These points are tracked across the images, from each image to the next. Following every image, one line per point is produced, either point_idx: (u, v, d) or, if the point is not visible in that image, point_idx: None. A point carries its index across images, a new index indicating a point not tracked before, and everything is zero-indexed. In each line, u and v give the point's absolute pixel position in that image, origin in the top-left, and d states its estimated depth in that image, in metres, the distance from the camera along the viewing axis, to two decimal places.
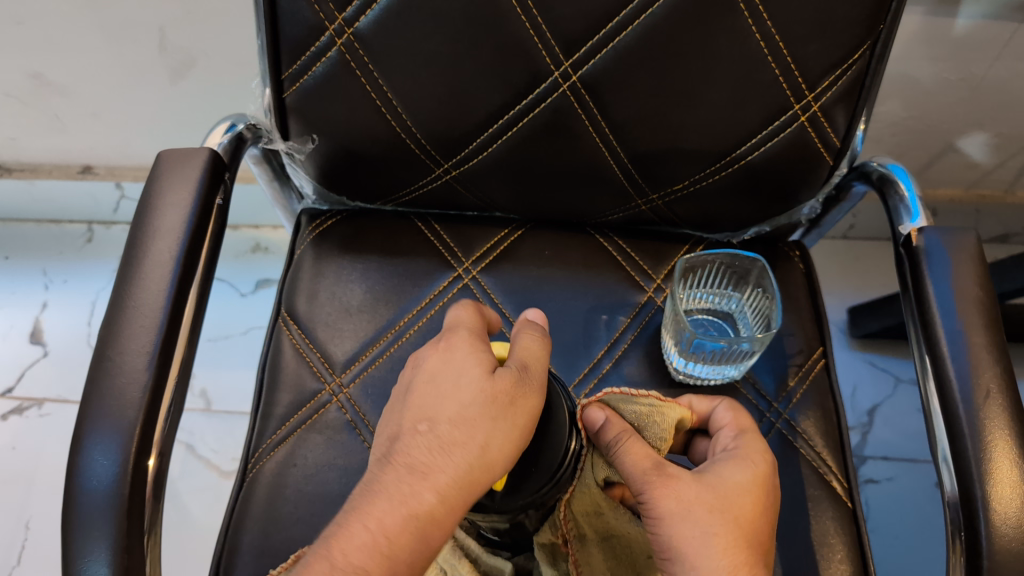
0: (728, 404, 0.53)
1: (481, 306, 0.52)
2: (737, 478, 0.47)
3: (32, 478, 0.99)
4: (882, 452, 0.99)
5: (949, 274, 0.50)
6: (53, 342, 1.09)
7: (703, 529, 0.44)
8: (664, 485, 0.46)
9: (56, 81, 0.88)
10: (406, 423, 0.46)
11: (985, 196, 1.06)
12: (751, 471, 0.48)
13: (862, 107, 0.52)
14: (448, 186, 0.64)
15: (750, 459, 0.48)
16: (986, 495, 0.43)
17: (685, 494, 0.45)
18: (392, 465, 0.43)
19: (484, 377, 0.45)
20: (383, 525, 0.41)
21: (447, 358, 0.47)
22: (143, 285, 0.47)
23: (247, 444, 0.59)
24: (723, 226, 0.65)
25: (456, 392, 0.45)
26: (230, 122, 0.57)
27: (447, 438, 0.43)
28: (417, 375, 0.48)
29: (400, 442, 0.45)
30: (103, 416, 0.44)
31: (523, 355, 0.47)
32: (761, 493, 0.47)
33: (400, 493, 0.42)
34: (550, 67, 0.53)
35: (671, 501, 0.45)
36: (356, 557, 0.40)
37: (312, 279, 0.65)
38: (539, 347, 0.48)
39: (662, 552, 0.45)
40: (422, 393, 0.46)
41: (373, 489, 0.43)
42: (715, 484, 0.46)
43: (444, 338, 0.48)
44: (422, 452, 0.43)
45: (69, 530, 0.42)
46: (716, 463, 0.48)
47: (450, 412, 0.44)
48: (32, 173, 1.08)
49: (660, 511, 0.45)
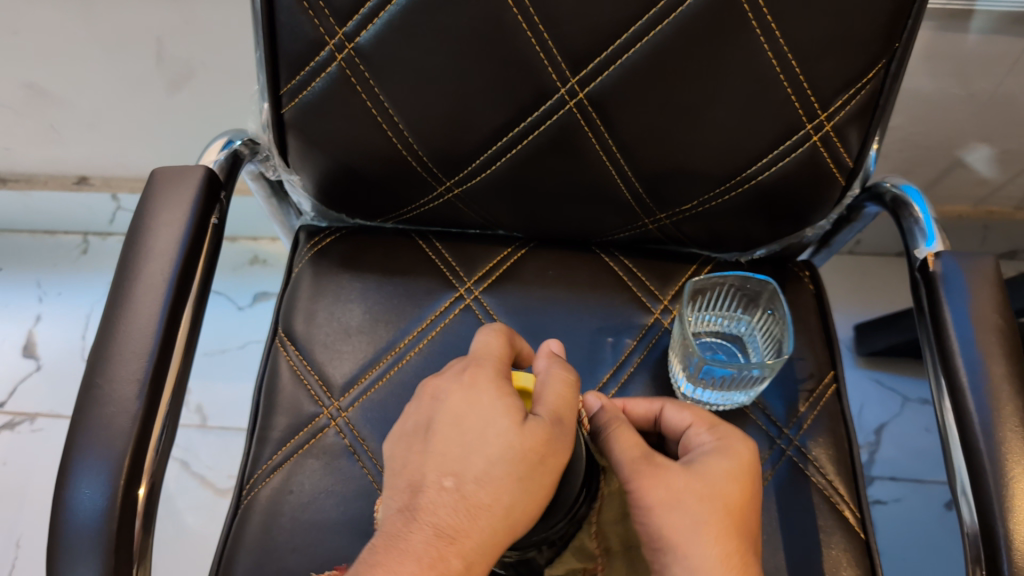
0: (676, 404, 0.51)
1: (511, 333, 0.51)
2: (722, 466, 0.45)
3: (24, 494, 0.97)
4: (889, 472, 0.97)
5: (966, 300, 0.48)
6: (47, 356, 1.07)
7: (694, 518, 0.43)
8: (653, 475, 0.45)
9: (51, 91, 0.87)
10: (429, 473, 0.44)
11: (993, 212, 1.05)
12: (737, 460, 0.46)
13: (876, 126, 0.51)
14: (451, 204, 0.62)
15: (733, 448, 0.47)
16: (1008, 532, 0.41)
17: (675, 483, 0.44)
18: (416, 524, 0.41)
19: (513, 429, 0.43)
20: None
21: (472, 403, 0.45)
22: (135, 309, 0.46)
23: (243, 469, 0.57)
24: (731, 246, 0.63)
25: (484, 445, 0.43)
26: (227, 139, 0.55)
27: (474, 499, 0.42)
28: (439, 415, 0.46)
29: (423, 496, 0.42)
30: (92, 447, 0.42)
31: (552, 406, 0.45)
32: (748, 480, 0.45)
33: (428, 556, 0.40)
34: (556, 84, 0.52)
35: (660, 490, 0.44)
36: None
37: (309, 298, 0.63)
38: (566, 391, 0.46)
39: (651, 544, 0.44)
40: (445, 440, 0.45)
41: (398, 547, 0.40)
42: (702, 472, 0.45)
43: (469, 372, 0.47)
44: (448, 512, 0.42)
45: (53, 566, 0.40)
46: (700, 451, 0.47)
47: (477, 469, 0.43)
48: (26, 184, 1.06)
49: (649, 500, 0.44)
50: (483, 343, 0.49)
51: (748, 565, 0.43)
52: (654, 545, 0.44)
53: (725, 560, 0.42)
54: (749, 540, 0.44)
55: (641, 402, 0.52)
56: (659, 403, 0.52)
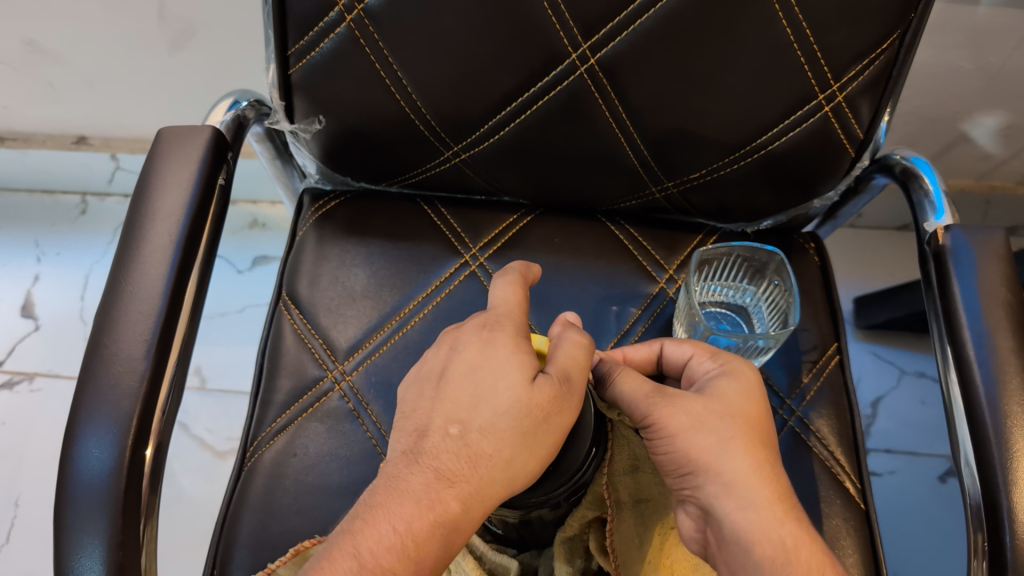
0: (675, 339, 0.51)
1: (530, 285, 0.50)
2: (733, 387, 0.46)
3: (23, 454, 0.97)
4: (884, 445, 0.98)
5: (975, 273, 0.48)
6: (46, 317, 1.07)
7: (719, 435, 0.43)
8: (670, 403, 0.45)
9: (51, 49, 0.86)
10: (436, 419, 0.44)
11: (996, 187, 1.05)
12: (745, 381, 0.46)
13: (888, 98, 0.51)
14: (457, 168, 0.62)
15: (739, 370, 0.47)
16: (1012, 504, 0.41)
17: (695, 407, 0.44)
18: (417, 467, 0.42)
19: (523, 386, 0.43)
20: (410, 529, 0.39)
21: (488, 354, 0.45)
22: (142, 269, 0.45)
23: (247, 431, 0.57)
24: (737, 217, 0.63)
25: (491, 397, 0.43)
26: (234, 99, 0.55)
27: (476, 449, 0.42)
28: (454, 363, 0.46)
29: (428, 441, 0.43)
30: (99, 406, 0.42)
31: (563, 364, 0.44)
32: (758, 397, 0.46)
33: (426, 497, 0.40)
34: (568, 49, 0.51)
35: (680, 416, 0.44)
36: (384, 557, 0.39)
37: (313, 262, 0.63)
38: (582, 357, 0.45)
39: (678, 469, 0.44)
40: (457, 389, 0.44)
41: (398, 488, 0.41)
42: (717, 395, 0.45)
43: (489, 326, 0.46)
44: (449, 457, 0.42)
45: (61, 524, 0.40)
46: (707, 379, 0.47)
47: (483, 419, 0.43)
48: (24, 143, 1.05)
49: (673, 428, 0.44)
50: (497, 296, 0.49)
51: (776, 474, 0.44)
52: (683, 469, 0.44)
53: (757, 472, 0.43)
54: (771, 449, 0.45)
55: (640, 347, 0.52)
56: (658, 344, 0.52)
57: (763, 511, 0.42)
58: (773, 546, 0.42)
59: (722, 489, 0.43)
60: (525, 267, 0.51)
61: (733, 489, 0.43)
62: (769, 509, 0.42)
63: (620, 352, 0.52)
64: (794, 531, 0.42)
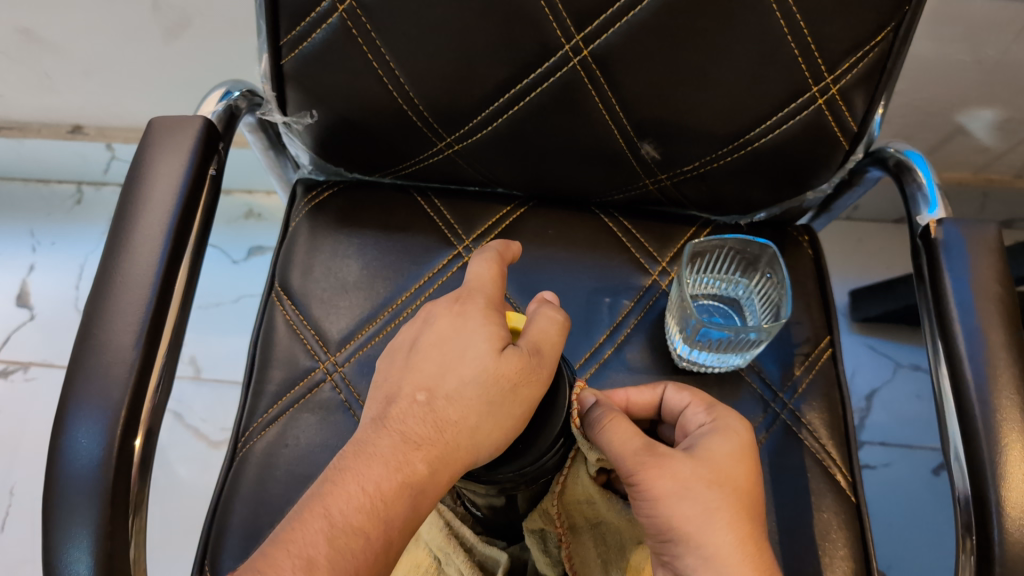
0: (676, 384, 0.51)
1: (510, 260, 0.50)
2: (724, 448, 0.46)
3: (18, 443, 0.97)
4: (878, 437, 0.98)
5: (967, 267, 0.48)
6: (41, 306, 1.07)
7: (704, 506, 0.43)
8: (658, 465, 0.44)
9: (45, 37, 0.85)
10: (405, 386, 0.45)
11: (993, 180, 1.05)
12: (737, 440, 0.46)
13: (882, 91, 0.50)
14: (451, 160, 0.62)
15: (732, 430, 0.47)
16: (1000, 499, 0.41)
17: (681, 472, 0.44)
18: (384, 431, 0.43)
19: (492, 356, 0.44)
20: (378, 489, 0.40)
21: (458, 325, 0.46)
22: (132, 258, 0.45)
23: (238, 421, 0.57)
24: (731, 209, 0.63)
25: (460, 367, 0.44)
26: (226, 89, 0.54)
27: (442, 414, 0.43)
28: (425, 334, 0.47)
29: (395, 407, 0.44)
30: (89, 396, 0.42)
31: (535, 337, 0.45)
32: (749, 460, 0.46)
33: (394, 460, 0.41)
34: (560, 41, 0.51)
35: (667, 481, 0.44)
36: (353, 516, 0.39)
37: (307, 253, 0.63)
38: (556, 332, 0.46)
39: (660, 534, 0.44)
40: (426, 358, 0.46)
41: (366, 451, 0.42)
42: (706, 458, 0.45)
43: (461, 299, 0.48)
44: (417, 422, 0.43)
45: (50, 512, 0.40)
46: (699, 436, 0.47)
47: (450, 387, 0.44)
48: (20, 132, 1.05)
49: (658, 492, 0.44)
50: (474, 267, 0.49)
51: (760, 548, 0.43)
52: (663, 535, 0.44)
53: (739, 546, 0.43)
54: (756, 517, 0.45)
55: (643, 390, 0.52)
56: (659, 389, 0.52)
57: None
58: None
59: (701, 561, 0.43)
60: (504, 244, 0.51)
61: (711, 561, 0.42)
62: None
63: (623, 396, 0.52)
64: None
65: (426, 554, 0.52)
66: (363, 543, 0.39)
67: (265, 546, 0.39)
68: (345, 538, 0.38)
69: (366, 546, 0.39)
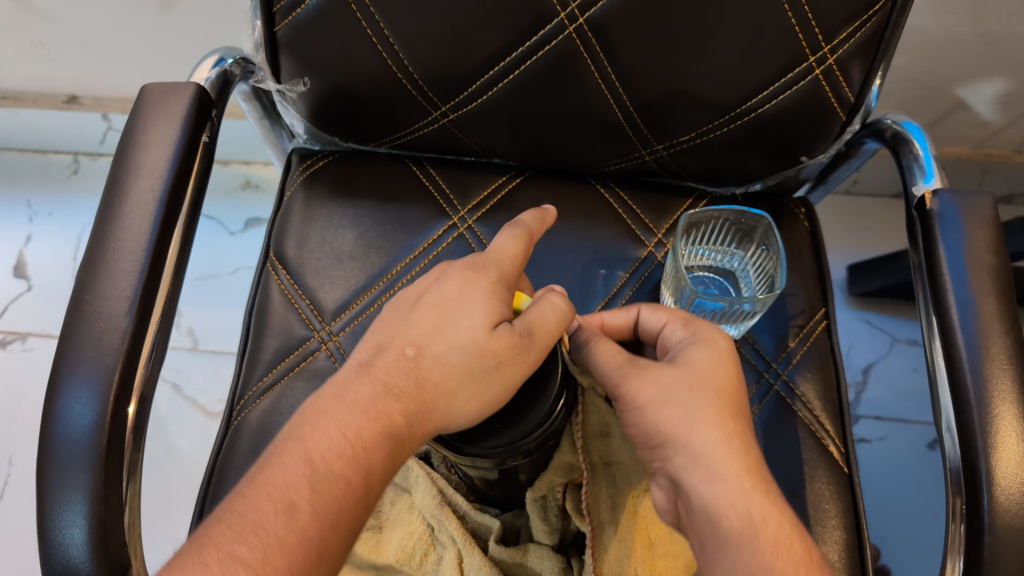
0: (651, 305, 0.51)
1: (537, 240, 0.49)
2: (704, 355, 0.45)
3: (16, 413, 0.98)
4: (874, 412, 0.99)
5: (961, 236, 0.48)
6: (38, 277, 1.07)
7: (688, 407, 0.44)
8: (640, 376, 0.45)
9: (40, 7, 0.85)
10: (397, 338, 0.45)
11: (992, 155, 1.04)
12: (716, 344, 0.46)
13: (879, 61, 0.50)
14: (446, 129, 0.61)
15: (711, 338, 0.47)
16: (990, 468, 0.42)
17: (663, 378, 0.45)
18: (367, 378, 0.43)
19: (484, 330, 0.43)
20: (360, 436, 0.40)
21: (463, 291, 0.45)
22: (124, 226, 0.45)
23: (233, 390, 0.58)
24: (727, 180, 0.63)
25: (452, 331, 0.44)
26: (219, 56, 0.54)
27: (426, 372, 0.43)
28: (431, 293, 0.46)
29: (383, 357, 0.44)
30: (80, 362, 0.42)
31: (530, 320, 0.44)
32: (731, 362, 0.46)
33: (374, 408, 0.41)
34: (556, 8, 0.50)
35: (650, 388, 0.45)
36: (334, 463, 0.39)
37: (301, 223, 0.63)
38: (554, 321, 0.44)
39: (650, 441, 0.45)
40: (426, 316, 0.45)
41: (348, 397, 0.42)
42: (687, 364, 0.45)
43: (475, 267, 0.46)
44: (399, 373, 0.43)
45: (45, 477, 0.40)
46: (680, 346, 0.47)
47: (438, 346, 0.44)
48: (15, 102, 1.05)
49: (641, 399, 0.45)
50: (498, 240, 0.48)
51: (747, 444, 0.43)
52: (652, 441, 0.45)
53: (725, 443, 0.43)
54: (745, 422, 0.45)
55: (617, 313, 0.52)
56: (632, 311, 0.52)
57: (730, 484, 0.42)
58: (741, 518, 0.41)
59: (690, 462, 0.43)
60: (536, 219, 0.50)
61: (699, 462, 0.42)
62: (737, 482, 0.42)
63: (597, 318, 0.53)
64: (762, 504, 0.41)
65: (420, 521, 0.54)
66: (344, 488, 0.39)
67: (242, 487, 0.39)
68: (326, 483, 0.38)
69: (347, 491, 0.39)
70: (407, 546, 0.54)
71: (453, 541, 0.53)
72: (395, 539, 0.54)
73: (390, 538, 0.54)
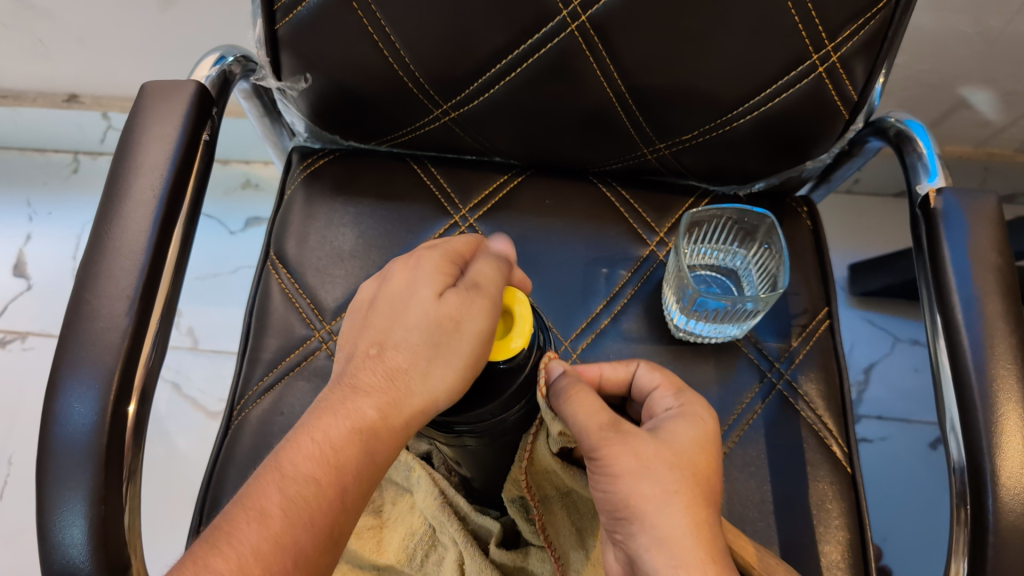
0: (650, 364, 0.48)
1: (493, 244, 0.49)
2: (688, 434, 0.43)
3: (16, 413, 0.97)
4: (876, 412, 0.98)
5: (966, 236, 0.48)
6: (38, 276, 1.07)
7: (663, 487, 0.41)
8: (622, 443, 0.42)
9: (38, 5, 0.85)
10: (362, 344, 0.45)
11: (994, 154, 1.04)
12: (703, 427, 0.44)
13: (883, 58, 0.50)
14: (447, 127, 0.61)
15: (699, 416, 0.45)
16: (996, 468, 0.41)
17: (644, 451, 0.42)
18: (338, 387, 0.43)
19: (432, 300, 0.44)
20: (329, 438, 0.40)
21: (410, 275, 0.46)
22: (124, 224, 0.45)
23: (233, 390, 0.57)
24: (729, 179, 0.62)
25: (404, 314, 0.44)
26: (219, 54, 0.54)
27: (392, 365, 0.43)
28: (381, 290, 0.46)
29: (352, 365, 0.44)
30: (80, 362, 0.42)
31: (474, 278, 0.44)
32: (712, 448, 0.44)
33: (343, 409, 0.41)
34: (558, 6, 0.50)
35: (629, 459, 0.42)
36: (305, 467, 0.39)
37: (301, 221, 0.62)
38: (493, 272, 0.44)
39: (617, 511, 0.42)
40: (380, 314, 0.45)
41: (320, 405, 0.42)
42: (670, 440, 0.43)
43: (419, 251, 0.47)
44: (368, 375, 0.43)
45: (44, 477, 0.40)
46: (665, 420, 0.45)
47: (398, 338, 0.44)
48: (15, 101, 1.04)
49: (618, 468, 0.42)
50: (452, 239, 0.48)
51: (715, 534, 0.41)
52: (617, 513, 0.42)
53: (694, 528, 0.41)
54: (715, 507, 0.42)
55: (616, 367, 0.49)
56: (631, 366, 0.48)
57: (691, 574, 0.39)
58: None
59: (653, 542, 0.41)
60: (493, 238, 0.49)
61: (664, 545, 0.40)
62: (700, 570, 0.39)
63: (596, 371, 0.48)
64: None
65: (424, 522, 0.55)
66: (316, 490, 0.39)
67: (231, 505, 0.39)
68: (298, 488, 0.39)
69: (320, 492, 0.39)
70: (409, 547, 0.54)
71: (455, 542, 0.53)
72: (397, 538, 0.55)
73: (393, 537, 0.55)
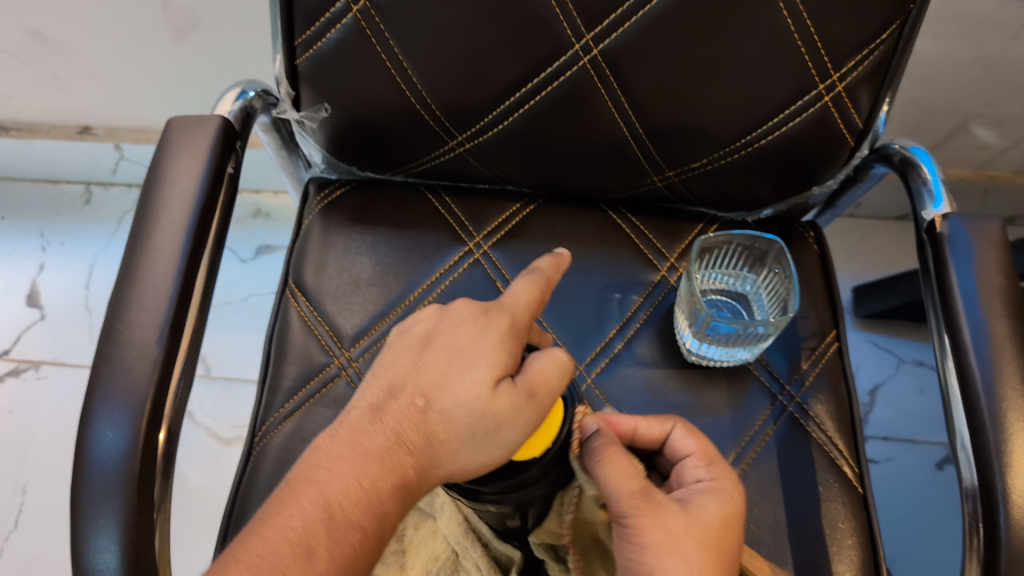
0: (685, 428, 0.49)
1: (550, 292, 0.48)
2: (716, 511, 0.44)
3: (30, 442, 0.98)
4: (882, 432, 0.99)
5: (972, 260, 0.49)
6: (51, 305, 1.08)
7: (688, 565, 0.42)
8: (652, 515, 0.43)
9: (54, 39, 0.86)
10: (407, 385, 0.45)
11: (994, 177, 1.06)
12: (729, 506, 0.45)
13: (887, 87, 0.51)
14: (461, 157, 0.63)
15: (727, 492, 0.46)
16: (1006, 487, 0.42)
17: (674, 527, 0.43)
18: (378, 426, 0.43)
19: (486, 388, 0.43)
20: (374, 486, 0.40)
21: (475, 339, 0.45)
22: (153, 255, 0.46)
23: (254, 417, 0.58)
24: (738, 205, 0.64)
25: (453, 382, 0.44)
26: (241, 88, 0.55)
27: (433, 427, 0.43)
28: (441, 338, 0.46)
29: (393, 406, 0.44)
30: (113, 390, 0.43)
31: (530, 380, 0.42)
32: (736, 526, 0.45)
33: (387, 458, 0.41)
34: (571, 40, 0.51)
35: (658, 532, 0.43)
36: (353, 513, 0.39)
37: (320, 250, 0.64)
38: (556, 377, 0.43)
39: None
40: (434, 361, 0.45)
41: (360, 444, 0.42)
42: (698, 516, 0.44)
43: (486, 314, 0.46)
44: (410, 425, 0.43)
45: (78, 504, 0.41)
46: (694, 493, 0.46)
47: (443, 403, 0.43)
48: (29, 133, 1.06)
49: (646, 539, 0.43)
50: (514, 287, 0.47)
51: None
52: None
53: None
54: None
55: (652, 424, 0.49)
56: (666, 426, 0.49)
57: None
58: None
59: None
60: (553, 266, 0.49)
61: None
62: None
63: (632, 425, 0.49)
64: None
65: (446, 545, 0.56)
66: (358, 535, 0.39)
67: (260, 525, 0.39)
68: (343, 531, 0.39)
69: (361, 537, 0.39)
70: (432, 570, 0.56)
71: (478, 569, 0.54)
72: (421, 562, 0.57)
73: (415, 560, 0.57)
